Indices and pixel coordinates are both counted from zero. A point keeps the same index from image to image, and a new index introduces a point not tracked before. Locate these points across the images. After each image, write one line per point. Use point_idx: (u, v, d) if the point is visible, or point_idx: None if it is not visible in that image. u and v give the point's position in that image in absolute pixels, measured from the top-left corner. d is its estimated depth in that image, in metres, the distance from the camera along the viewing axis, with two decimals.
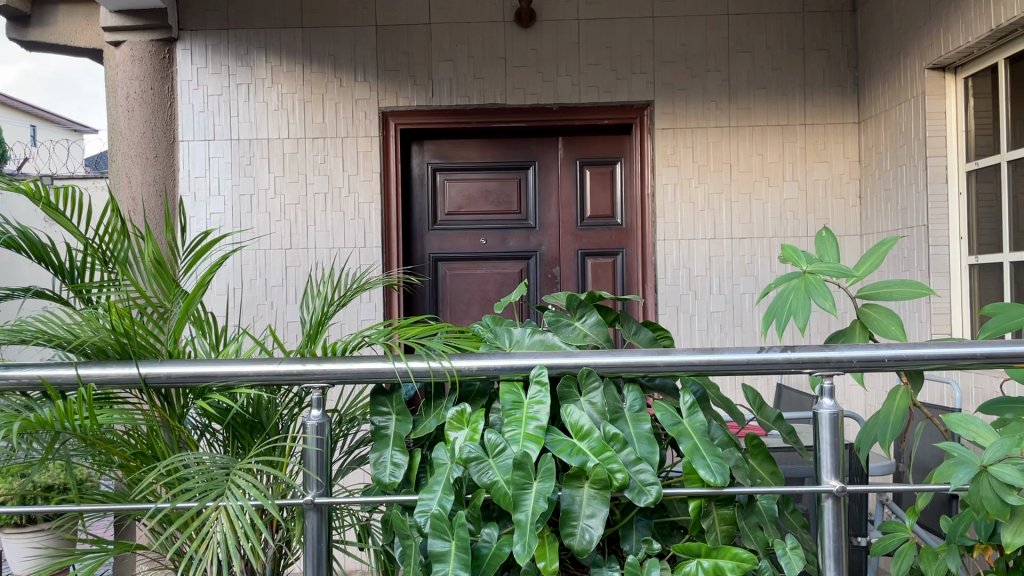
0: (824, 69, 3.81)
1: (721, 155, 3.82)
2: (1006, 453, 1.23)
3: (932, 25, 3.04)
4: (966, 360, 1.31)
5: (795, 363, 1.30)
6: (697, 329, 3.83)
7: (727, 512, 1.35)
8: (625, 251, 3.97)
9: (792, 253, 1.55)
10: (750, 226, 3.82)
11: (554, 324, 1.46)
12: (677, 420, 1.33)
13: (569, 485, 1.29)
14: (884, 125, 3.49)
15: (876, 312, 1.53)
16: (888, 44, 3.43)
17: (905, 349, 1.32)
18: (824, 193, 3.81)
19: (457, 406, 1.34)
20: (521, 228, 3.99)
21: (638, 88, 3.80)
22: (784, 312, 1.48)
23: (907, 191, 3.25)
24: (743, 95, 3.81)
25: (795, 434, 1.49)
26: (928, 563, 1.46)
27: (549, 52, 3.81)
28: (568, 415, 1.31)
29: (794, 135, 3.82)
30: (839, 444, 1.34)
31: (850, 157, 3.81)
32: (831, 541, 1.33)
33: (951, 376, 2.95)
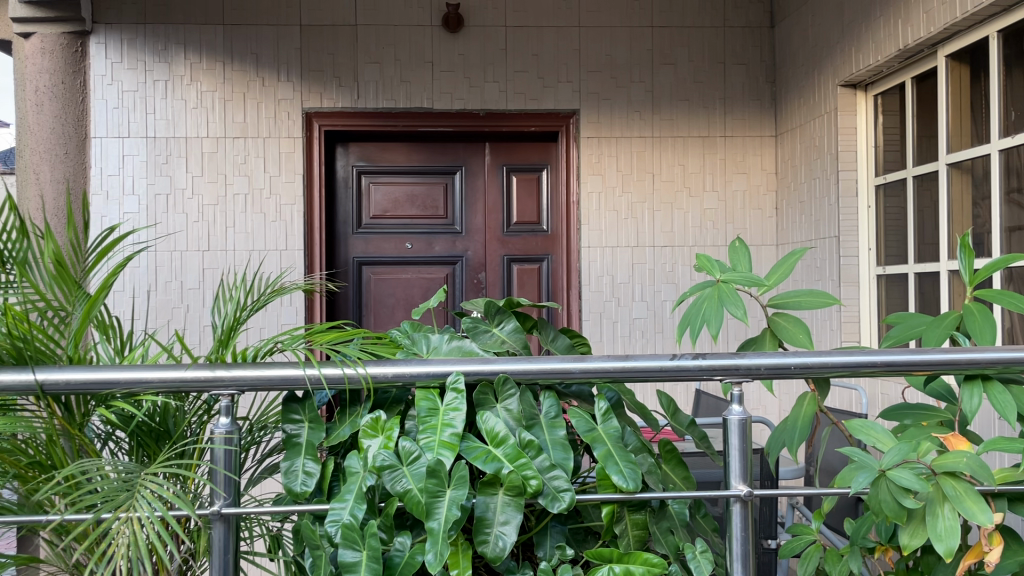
0: (743, 83, 3.92)
1: (644, 164, 3.88)
2: (903, 457, 1.29)
3: (844, 43, 3.15)
4: (868, 368, 1.36)
5: (706, 370, 1.34)
6: (619, 335, 3.88)
7: (639, 518, 1.37)
8: (550, 258, 3.98)
9: (706, 262, 1.59)
10: (671, 235, 3.90)
11: (472, 330, 1.45)
12: (591, 426, 1.35)
13: (483, 492, 1.28)
14: (798, 139, 3.61)
15: (785, 321, 1.58)
16: (803, 60, 3.54)
17: (811, 356, 1.36)
18: (742, 204, 3.92)
19: (372, 413, 1.32)
20: (447, 233, 3.97)
21: (564, 97, 3.84)
22: (698, 319, 1.52)
23: (820, 203, 3.36)
24: (666, 106, 3.89)
25: (707, 440, 1.52)
26: (833, 564, 1.51)
27: (476, 58, 3.81)
28: (484, 422, 1.31)
29: (714, 146, 3.91)
30: (747, 450, 1.37)
31: (767, 169, 3.93)
32: (739, 544, 1.36)
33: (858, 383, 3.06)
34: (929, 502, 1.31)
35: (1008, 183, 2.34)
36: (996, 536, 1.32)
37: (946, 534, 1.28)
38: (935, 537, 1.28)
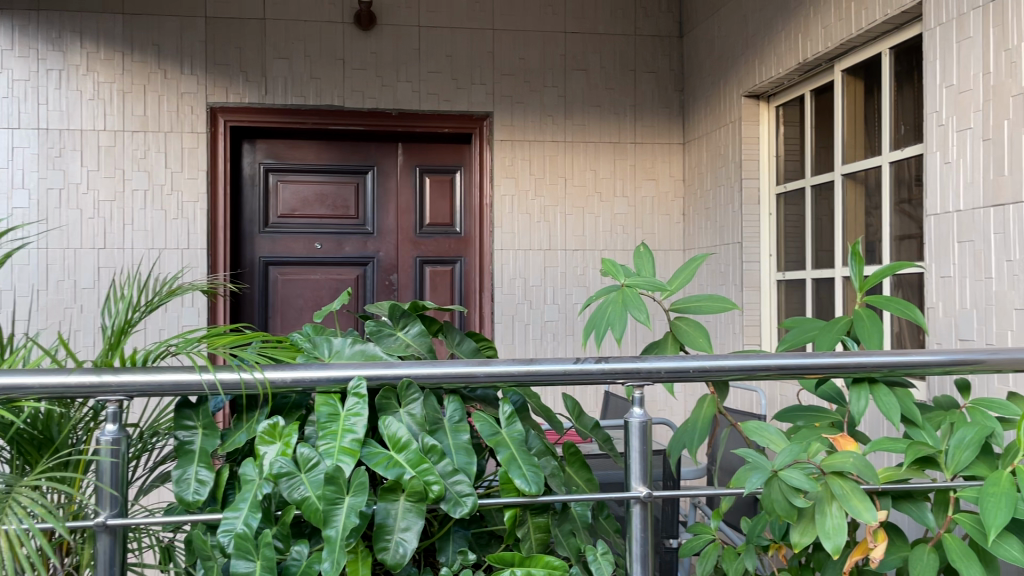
0: (653, 91, 4.00)
1: (557, 168, 3.92)
2: (794, 458, 1.34)
3: (748, 55, 3.26)
4: (763, 371, 1.40)
5: (608, 373, 1.35)
6: (531, 337, 3.90)
7: (541, 521, 1.38)
8: (463, 260, 3.97)
9: (612, 267, 1.61)
10: (583, 239, 3.94)
11: (376, 334, 1.42)
12: (495, 430, 1.35)
13: (384, 498, 1.27)
14: (705, 148, 3.71)
15: (686, 325, 1.62)
16: (710, 71, 3.64)
17: (709, 360, 1.39)
18: (651, 210, 4.00)
19: (270, 419, 1.29)
20: (358, 234, 3.91)
21: (478, 99, 3.84)
22: (603, 323, 1.54)
23: (725, 210, 3.46)
24: (578, 112, 3.93)
25: (610, 441, 1.54)
26: (729, 563, 1.55)
27: (388, 57, 3.77)
28: (386, 428, 1.29)
29: (624, 153, 3.98)
30: (647, 452, 1.40)
31: (675, 176, 4.02)
32: (638, 544, 1.38)
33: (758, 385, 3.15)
34: (818, 501, 1.36)
35: (898, 193, 2.43)
36: (880, 533, 1.38)
37: (833, 532, 1.33)
38: (824, 535, 1.33)
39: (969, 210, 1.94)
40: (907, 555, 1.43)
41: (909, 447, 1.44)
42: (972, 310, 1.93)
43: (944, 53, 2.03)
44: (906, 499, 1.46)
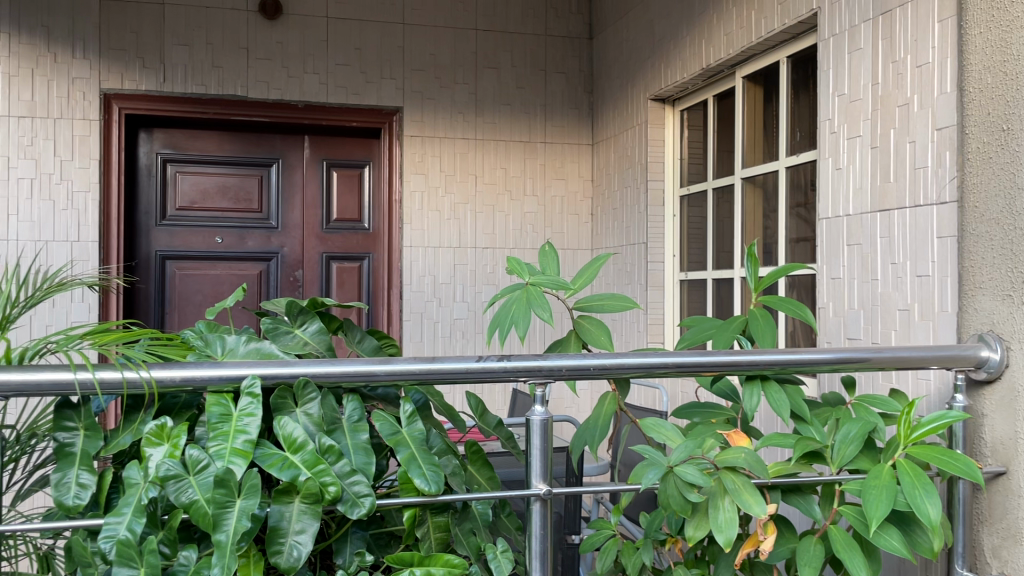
0: (562, 91, 4.04)
1: (467, 165, 3.91)
2: (689, 454, 1.38)
3: (655, 59, 3.32)
4: (660, 369, 1.43)
5: (510, 372, 1.35)
6: (439, 336, 3.87)
7: (441, 520, 1.37)
8: (371, 256, 3.90)
9: (516, 265, 1.61)
10: (492, 237, 3.95)
11: (272, 332, 1.38)
12: (396, 430, 1.33)
13: (278, 501, 1.24)
14: (613, 149, 3.76)
15: (589, 324, 1.64)
16: (618, 74, 3.70)
17: (609, 357, 1.41)
18: (560, 210, 4.04)
19: (157, 419, 1.23)
20: (261, 228, 3.81)
21: (387, 94, 3.80)
22: (507, 321, 1.54)
23: (631, 210, 3.52)
24: (489, 109, 3.93)
25: (513, 439, 1.55)
26: (628, 557, 1.57)
27: (295, 47, 3.69)
28: (281, 428, 1.25)
29: (535, 152, 4.00)
30: (548, 449, 1.40)
31: (584, 176, 4.07)
32: (537, 541, 1.39)
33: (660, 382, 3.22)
34: (712, 495, 1.40)
35: (793, 197, 2.51)
36: (770, 525, 1.43)
37: (725, 525, 1.37)
38: (717, 529, 1.36)
39: (858, 214, 2.03)
40: (795, 546, 1.49)
41: (798, 442, 1.49)
42: (860, 309, 2.02)
43: (837, 63, 2.12)
44: (795, 493, 1.51)
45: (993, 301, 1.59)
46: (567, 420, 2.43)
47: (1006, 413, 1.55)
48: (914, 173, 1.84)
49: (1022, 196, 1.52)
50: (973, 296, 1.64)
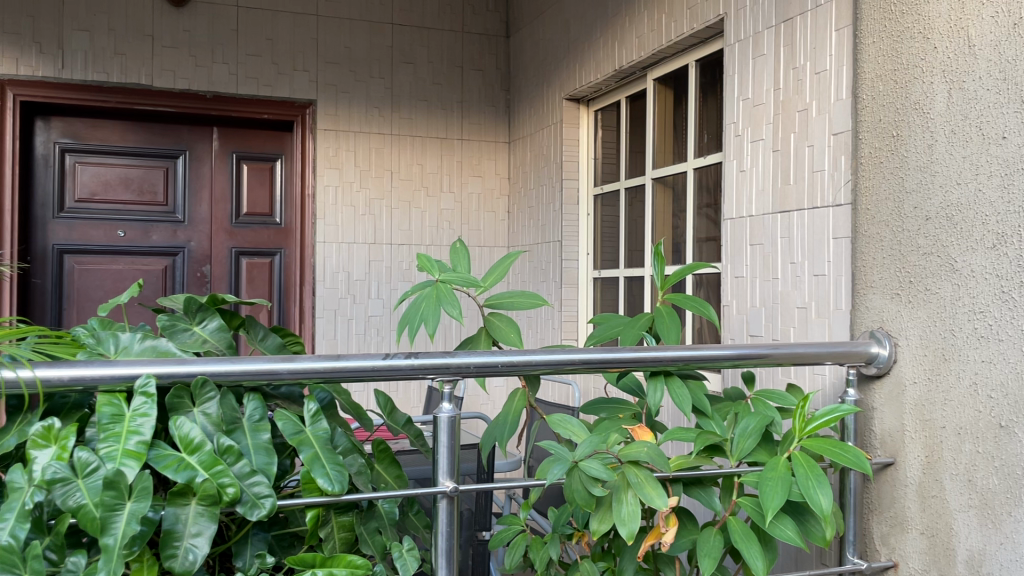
0: (480, 89, 4.04)
1: (382, 161, 3.87)
2: (593, 449, 1.40)
3: (570, 59, 3.35)
4: (567, 365, 1.44)
5: (417, 369, 1.35)
6: (353, 333, 3.83)
7: (345, 520, 1.35)
8: (282, 252, 3.84)
9: (426, 262, 1.60)
10: (408, 234, 3.92)
11: (170, 329, 1.34)
12: (299, 429, 1.30)
13: (174, 503, 1.20)
14: (529, 148, 3.79)
15: (498, 320, 1.64)
16: (534, 73, 3.73)
17: (516, 355, 1.42)
18: (476, 207, 4.04)
19: (44, 420, 1.17)
20: (167, 222, 3.69)
21: (300, 86, 3.73)
22: (416, 319, 1.53)
23: (547, 209, 3.55)
24: (405, 105, 3.91)
25: (422, 437, 1.54)
26: (536, 551, 1.59)
27: (203, 36, 3.59)
28: (177, 428, 1.21)
29: (452, 149, 3.99)
30: (455, 446, 1.40)
31: (500, 174, 4.08)
32: (444, 539, 1.38)
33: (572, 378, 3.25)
34: (616, 489, 1.42)
35: (700, 198, 2.57)
36: (672, 518, 1.44)
37: (628, 518, 1.39)
38: (620, 521, 1.38)
39: (760, 215, 2.10)
40: (695, 538, 1.53)
41: (699, 436, 1.54)
42: (761, 307, 2.09)
43: (742, 68, 2.19)
44: (696, 485, 1.55)
45: (881, 299, 1.67)
46: (476, 417, 2.40)
47: (894, 406, 1.62)
48: (813, 176, 1.91)
49: (910, 198, 1.59)
50: (865, 295, 1.71)
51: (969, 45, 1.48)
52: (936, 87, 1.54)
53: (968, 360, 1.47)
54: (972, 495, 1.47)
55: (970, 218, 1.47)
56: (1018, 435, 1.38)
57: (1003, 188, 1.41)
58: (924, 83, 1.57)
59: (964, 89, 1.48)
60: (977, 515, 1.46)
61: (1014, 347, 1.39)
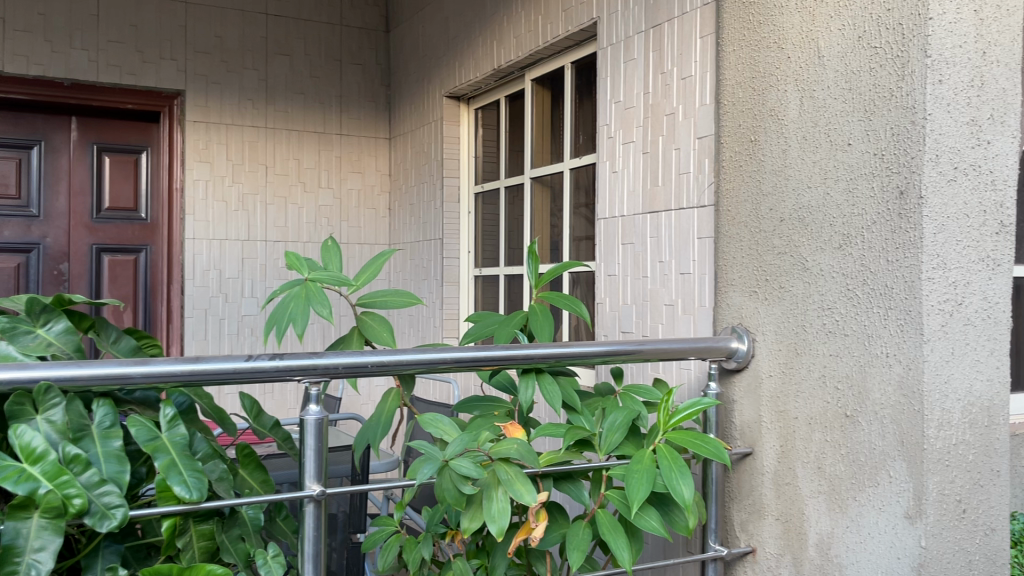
0: (358, 83, 3.98)
1: (256, 155, 3.76)
2: (464, 447, 1.40)
3: (449, 57, 3.35)
4: (439, 364, 1.44)
5: (282, 371, 1.31)
6: (225, 333, 3.70)
7: (206, 528, 1.31)
8: (149, 248, 3.66)
9: (295, 260, 1.55)
10: (284, 231, 3.82)
11: (9, 333, 1.25)
12: (154, 435, 1.25)
13: (13, 517, 1.13)
14: (409, 144, 3.76)
15: (372, 320, 1.62)
16: (414, 69, 3.70)
17: (386, 355, 1.41)
18: (356, 203, 3.97)
19: None
20: (20, 216, 3.46)
21: (167, 75, 3.58)
22: (284, 319, 1.49)
23: (427, 206, 3.54)
24: (281, 98, 3.80)
25: (290, 440, 1.50)
26: (409, 552, 1.57)
27: (60, 20, 3.39)
28: (17, 437, 1.14)
29: (330, 144, 3.91)
30: (322, 449, 1.37)
31: (380, 170, 4.03)
32: (310, 544, 1.36)
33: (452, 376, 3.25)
34: (486, 487, 1.42)
35: (576, 198, 2.62)
36: (541, 513, 1.47)
37: (498, 515, 1.40)
38: (489, 519, 1.39)
39: (631, 216, 2.16)
40: (565, 532, 1.56)
41: (569, 431, 1.57)
42: (632, 305, 2.14)
43: (614, 72, 2.24)
44: (566, 480, 1.58)
45: (740, 297, 1.74)
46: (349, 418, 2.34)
47: (751, 399, 1.70)
48: (679, 178, 1.98)
49: (766, 201, 1.67)
50: (726, 292, 1.78)
51: (819, 55, 1.56)
52: (790, 96, 1.63)
53: (817, 353, 1.56)
54: (821, 481, 1.56)
55: (819, 219, 1.56)
56: (862, 424, 1.48)
57: (848, 191, 1.51)
58: (779, 91, 1.65)
59: (814, 98, 1.57)
60: (826, 500, 1.55)
61: (858, 341, 1.49)
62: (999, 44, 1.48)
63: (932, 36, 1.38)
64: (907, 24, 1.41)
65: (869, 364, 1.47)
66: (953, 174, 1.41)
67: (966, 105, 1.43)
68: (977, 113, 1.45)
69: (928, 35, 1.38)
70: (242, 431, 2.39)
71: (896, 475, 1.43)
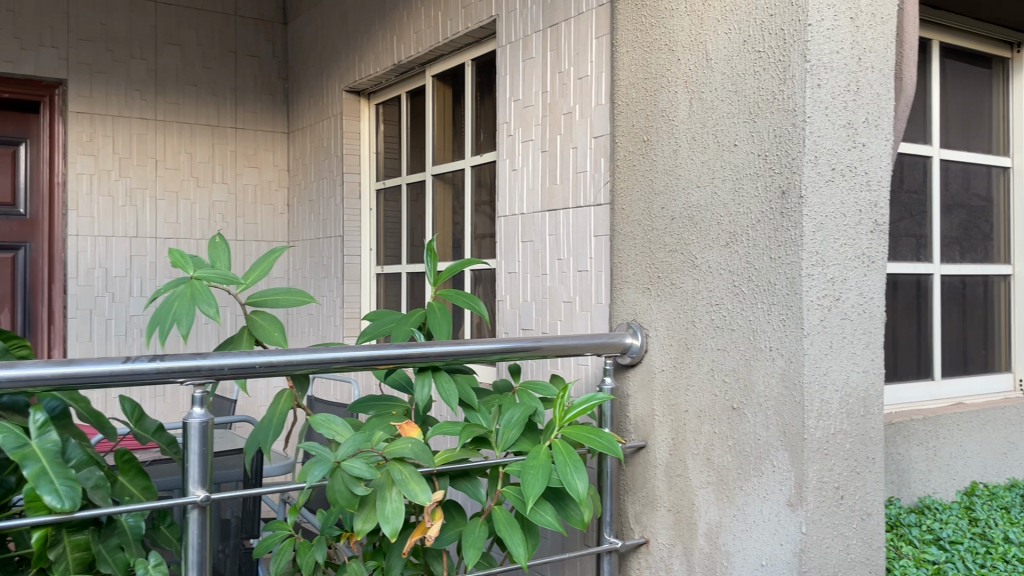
0: (254, 75, 3.87)
1: (145, 148, 3.61)
2: (356, 448, 1.38)
3: (348, 51, 3.30)
4: (331, 364, 1.41)
5: (163, 373, 1.26)
6: (112, 334, 3.55)
7: (80, 538, 1.27)
8: (29, 246, 3.45)
9: (180, 258, 1.50)
10: (176, 227, 3.69)
11: None
12: (22, 443, 1.18)
13: None
14: (308, 139, 3.68)
15: (262, 319, 1.58)
16: (313, 62, 3.62)
17: (275, 355, 1.37)
18: (252, 199, 3.86)
19: None
20: None
21: (48, 63, 3.40)
22: (168, 318, 1.43)
23: (327, 203, 3.48)
24: (172, 89, 3.67)
25: (175, 445, 1.45)
26: (302, 556, 1.55)
27: None
28: None
29: (224, 138, 3.80)
30: (207, 453, 1.32)
31: (278, 166, 3.93)
32: (194, 552, 1.31)
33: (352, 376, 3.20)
34: (379, 487, 1.41)
35: (478, 195, 2.62)
36: (437, 512, 1.46)
37: (392, 515, 1.39)
38: (383, 519, 1.38)
39: (530, 213, 2.17)
40: (461, 530, 1.56)
41: (465, 428, 1.56)
42: (531, 301, 2.16)
43: (513, 69, 2.25)
44: (462, 477, 1.58)
45: (634, 294, 1.78)
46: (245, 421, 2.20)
47: (645, 393, 1.74)
48: (576, 177, 2.00)
49: (658, 199, 1.71)
50: (621, 289, 1.82)
51: (707, 58, 1.61)
52: (679, 97, 1.67)
53: (706, 348, 1.61)
54: (710, 472, 1.60)
55: (708, 218, 1.60)
56: (748, 415, 1.53)
57: (734, 190, 1.55)
58: (670, 92, 1.69)
59: (702, 100, 1.62)
60: (715, 490, 1.60)
61: (744, 336, 1.54)
62: (874, 51, 1.54)
63: (811, 41, 1.43)
64: (788, 30, 1.46)
65: (754, 358, 1.52)
66: (830, 174, 1.47)
67: (842, 109, 1.49)
68: (854, 117, 1.51)
69: (808, 41, 1.43)
70: (124, 437, 2.28)
71: (779, 465, 1.48)
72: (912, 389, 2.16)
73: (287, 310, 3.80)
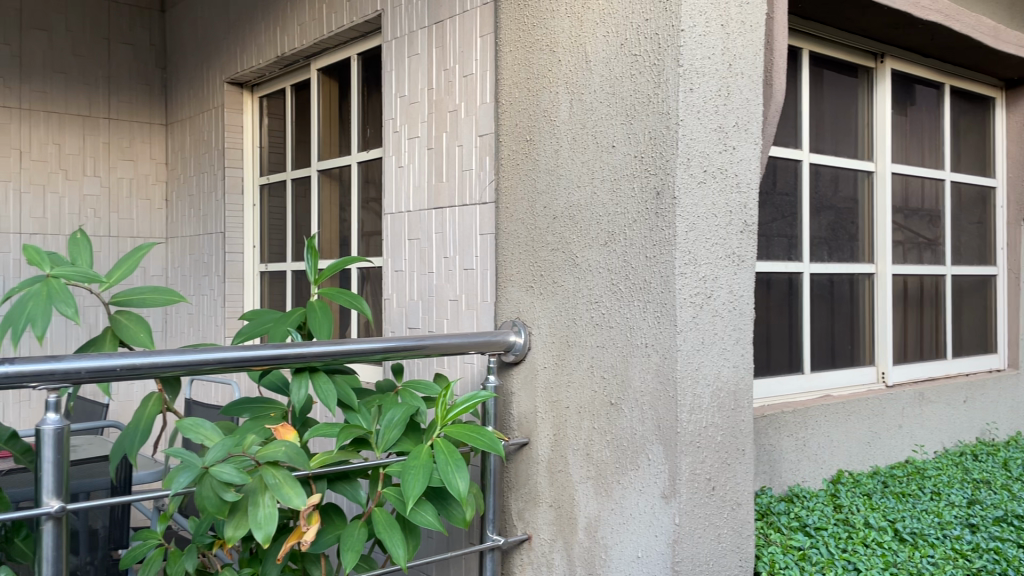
0: (130, 64, 3.70)
1: (8, 138, 3.40)
2: (225, 453, 1.34)
3: (230, 41, 3.20)
4: (201, 366, 1.36)
5: (12, 377, 1.17)
6: None
7: None
8: None
9: (35, 255, 1.42)
10: (43, 222, 3.49)
11: None
12: None
13: None
14: (187, 131, 3.55)
15: (127, 319, 1.51)
16: (194, 52, 3.49)
17: (140, 357, 1.30)
18: (128, 193, 3.69)
19: None
20: None
21: None
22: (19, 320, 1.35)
23: (208, 198, 3.36)
24: (37, 76, 3.47)
25: (31, 453, 1.37)
26: (172, 566, 1.49)
27: None
28: None
29: (97, 129, 3.61)
30: (62, 462, 1.26)
31: (156, 159, 3.77)
32: (48, 566, 1.24)
33: (236, 377, 3.10)
34: (251, 493, 1.37)
35: (365, 192, 2.58)
36: (314, 516, 1.43)
37: (265, 521, 1.35)
38: (255, 526, 1.34)
39: (416, 211, 2.16)
40: (340, 532, 1.53)
41: (343, 430, 1.54)
42: (418, 300, 2.14)
43: (398, 65, 2.23)
44: (342, 480, 1.55)
45: (518, 292, 1.79)
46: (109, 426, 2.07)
47: (528, 390, 1.76)
48: (461, 175, 2.00)
49: (541, 199, 1.73)
50: (505, 287, 1.83)
51: (586, 60, 1.64)
52: (561, 97, 1.69)
53: (585, 345, 1.64)
54: (589, 467, 1.63)
55: (587, 217, 1.63)
56: (624, 411, 1.57)
57: (611, 191, 1.58)
58: (551, 92, 1.71)
59: (582, 101, 1.64)
60: (593, 485, 1.63)
61: (621, 333, 1.57)
62: (743, 57, 1.60)
63: (683, 47, 1.47)
64: (662, 35, 1.49)
65: (630, 354, 1.55)
66: (702, 176, 1.52)
67: (714, 113, 1.54)
68: (724, 121, 1.56)
69: (680, 46, 1.47)
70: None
71: (654, 458, 1.52)
72: (784, 382, 2.26)
73: (166, 309, 3.65)
